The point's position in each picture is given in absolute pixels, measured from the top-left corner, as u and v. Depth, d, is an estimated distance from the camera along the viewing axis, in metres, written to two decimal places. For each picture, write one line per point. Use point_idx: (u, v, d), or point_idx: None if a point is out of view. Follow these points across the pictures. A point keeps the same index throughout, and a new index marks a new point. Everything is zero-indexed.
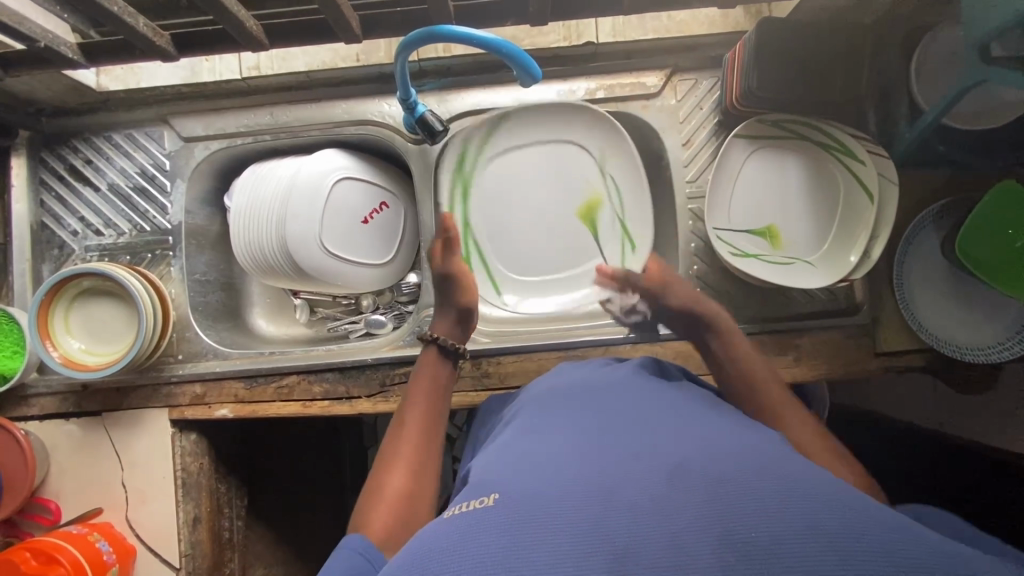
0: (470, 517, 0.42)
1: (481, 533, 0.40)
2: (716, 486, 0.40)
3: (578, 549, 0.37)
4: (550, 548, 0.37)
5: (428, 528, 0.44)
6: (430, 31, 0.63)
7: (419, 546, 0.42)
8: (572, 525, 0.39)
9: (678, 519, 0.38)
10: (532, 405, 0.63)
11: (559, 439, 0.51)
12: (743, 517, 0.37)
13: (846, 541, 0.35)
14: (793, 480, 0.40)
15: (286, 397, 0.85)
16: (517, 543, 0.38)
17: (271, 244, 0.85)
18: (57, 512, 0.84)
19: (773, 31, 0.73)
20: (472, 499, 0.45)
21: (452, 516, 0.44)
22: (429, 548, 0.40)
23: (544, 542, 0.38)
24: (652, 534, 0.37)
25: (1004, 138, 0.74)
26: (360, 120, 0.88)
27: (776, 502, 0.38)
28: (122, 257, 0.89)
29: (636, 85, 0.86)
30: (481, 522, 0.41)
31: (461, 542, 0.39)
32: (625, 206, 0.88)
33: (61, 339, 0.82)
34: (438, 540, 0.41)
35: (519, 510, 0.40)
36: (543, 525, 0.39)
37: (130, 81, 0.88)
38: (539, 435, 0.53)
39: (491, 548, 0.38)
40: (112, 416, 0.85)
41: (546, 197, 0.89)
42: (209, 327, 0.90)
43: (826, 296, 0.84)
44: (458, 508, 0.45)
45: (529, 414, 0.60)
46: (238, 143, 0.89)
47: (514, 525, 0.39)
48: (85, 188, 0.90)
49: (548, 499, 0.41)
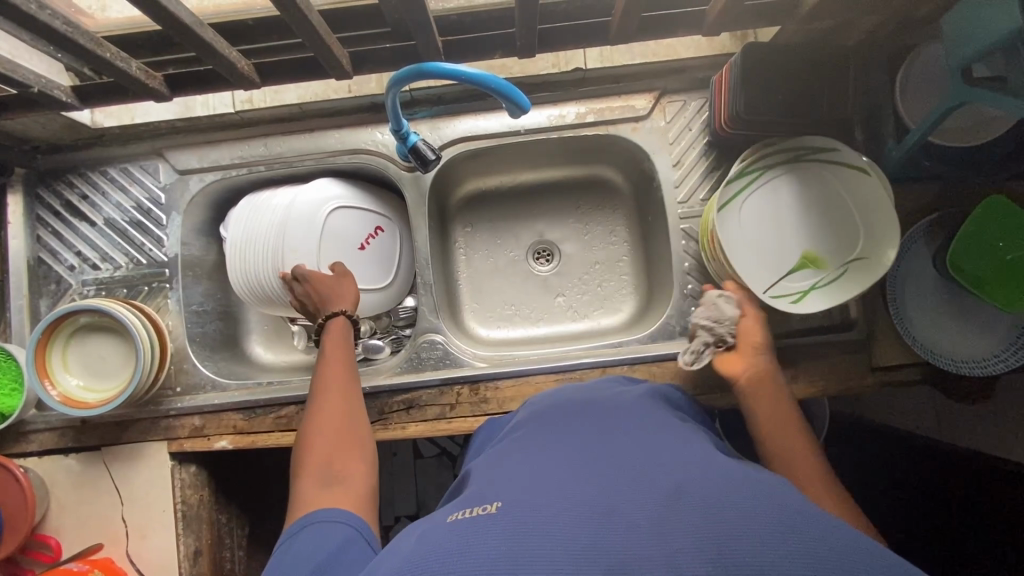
0: (473, 525, 0.43)
1: (482, 538, 0.41)
2: (711, 508, 0.40)
3: (574, 561, 0.38)
4: (549, 560, 0.38)
5: (430, 533, 0.45)
6: (419, 69, 0.65)
7: (419, 549, 0.43)
8: (570, 538, 0.40)
9: (675, 539, 0.38)
10: (535, 419, 0.63)
11: (562, 453, 0.51)
12: (737, 541, 0.38)
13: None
14: (787, 508, 0.40)
15: (284, 428, 0.84)
16: (515, 550, 0.39)
17: (267, 272, 0.86)
18: (57, 549, 0.84)
19: (758, 55, 0.74)
20: (475, 506, 0.46)
21: (454, 521, 0.45)
22: (430, 553, 0.41)
23: (543, 554, 0.39)
24: (648, 552, 0.38)
25: (991, 154, 0.75)
26: (353, 149, 0.89)
27: (770, 528, 0.38)
28: (119, 291, 0.89)
29: (625, 108, 0.87)
30: (481, 530, 0.42)
31: (463, 549, 0.40)
32: (829, 279, 0.77)
33: (59, 376, 0.82)
34: (439, 545, 0.42)
35: (520, 522, 0.41)
36: (542, 535, 0.40)
37: (125, 118, 0.90)
38: (543, 448, 0.54)
39: (491, 553, 0.39)
40: (112, 450, 0.85)
41: (795, 231, 0.80)
42: (208, 358, 0.90)
43: (821, 314, 0.85)
44: (460, 515, 0.46)
45: (532, 428, 0.60)
46: (232, 174, 0.90)
47: (513, 533, 0.41)
48: (81, 222, 0.90)
49: (550, 512, 0.42)
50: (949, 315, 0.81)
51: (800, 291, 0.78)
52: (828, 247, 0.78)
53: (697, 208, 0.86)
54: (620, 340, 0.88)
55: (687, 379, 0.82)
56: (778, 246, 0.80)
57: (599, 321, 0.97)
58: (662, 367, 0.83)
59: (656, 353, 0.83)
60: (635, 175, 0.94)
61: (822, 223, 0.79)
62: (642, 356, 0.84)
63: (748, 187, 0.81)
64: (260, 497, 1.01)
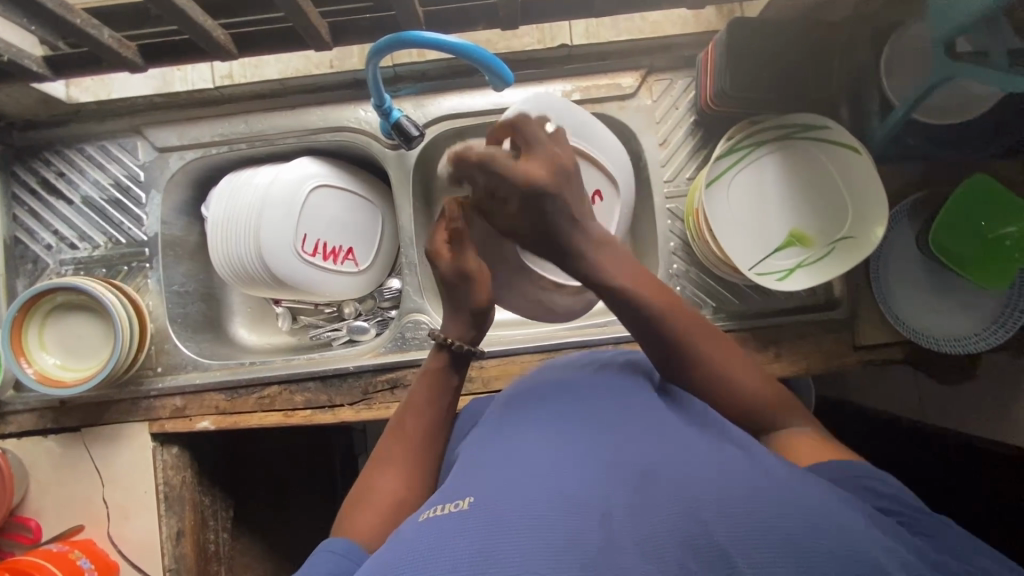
0: (444, 523, 0.41)
1: (456, 537, 0.40)
2: (683, 490, 0.41)
3: (549, 554, 0.37)
4: (522, 551, 0.37)
5: (403, 534, 0.44)
6: (399, 38, 0.64)
7: (394, 551, 0.42)
8: (546, 530, 0.39)
9: (649, 524, 0.39)
10: (504, 403, 0.63)
11: (532, 438, 0.51)
12: (707, 519, 0.38)
13: (804, 542, 0.37)
14: (756, 484, 0.41)
15: (268, 407, 0.84)
16: (490, 548, 0.38)
17: (248, 252, 0.84)
18: (38, 531, 0.83)
19: (744, 29, 0.73)
20: (445, 503, 0.44)
21: (426, 520, 0.43)
22: (402, 555, 0.40)
23: (518, 548, 0.38)
24: (624, 541, 0.38)
25: (975, 131, 0.75)
26: (337, 126, 0.88)
27: (743, 505, 0.39)
28: (98, 271, 0.88)
29: (612, 86, 0.86)
30: (454, 528, 0.40)
31: (435, 549, 0.39)
32: (817, 262, 0.77)
33: (36, 355, 0.81)
34: (412, 548, 0.40)
35: (492, 513, 0.41)
36: (516, 528, 0.39)
37: (101, 93, 0.88)
38: (518, 433, 0.53)
39: (464, 553, 0.38)
40: (92, 431, 0.84)
41: (784, 213, 0.80)
42: (190, 338, 0.89)
43: (806, 294, 0.85)
44: (430, 512, 0.44)
45: (502, 412, 0.60)
46: (213, 152, 0.89)
47: (487, 529, 0.39)
48: (59, 201, 0.88)
49: (522, 503, 0.41)
50: (931, 292, 0.81)
51: (786, 269, 0.79)
52: (816, 226, 0.79)
53: (683, 187, 0.86)
54: (605, 320, 0.88)
55: None
56: (767, 225, 0.80)
57: (585, 303, 0.97)
58: None
59: (641, 332, 0.83)
60: None
61: (815, 207, 0.79)
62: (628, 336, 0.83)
63: (732, 168, 0.80)
64: (244, 481, 1.00)
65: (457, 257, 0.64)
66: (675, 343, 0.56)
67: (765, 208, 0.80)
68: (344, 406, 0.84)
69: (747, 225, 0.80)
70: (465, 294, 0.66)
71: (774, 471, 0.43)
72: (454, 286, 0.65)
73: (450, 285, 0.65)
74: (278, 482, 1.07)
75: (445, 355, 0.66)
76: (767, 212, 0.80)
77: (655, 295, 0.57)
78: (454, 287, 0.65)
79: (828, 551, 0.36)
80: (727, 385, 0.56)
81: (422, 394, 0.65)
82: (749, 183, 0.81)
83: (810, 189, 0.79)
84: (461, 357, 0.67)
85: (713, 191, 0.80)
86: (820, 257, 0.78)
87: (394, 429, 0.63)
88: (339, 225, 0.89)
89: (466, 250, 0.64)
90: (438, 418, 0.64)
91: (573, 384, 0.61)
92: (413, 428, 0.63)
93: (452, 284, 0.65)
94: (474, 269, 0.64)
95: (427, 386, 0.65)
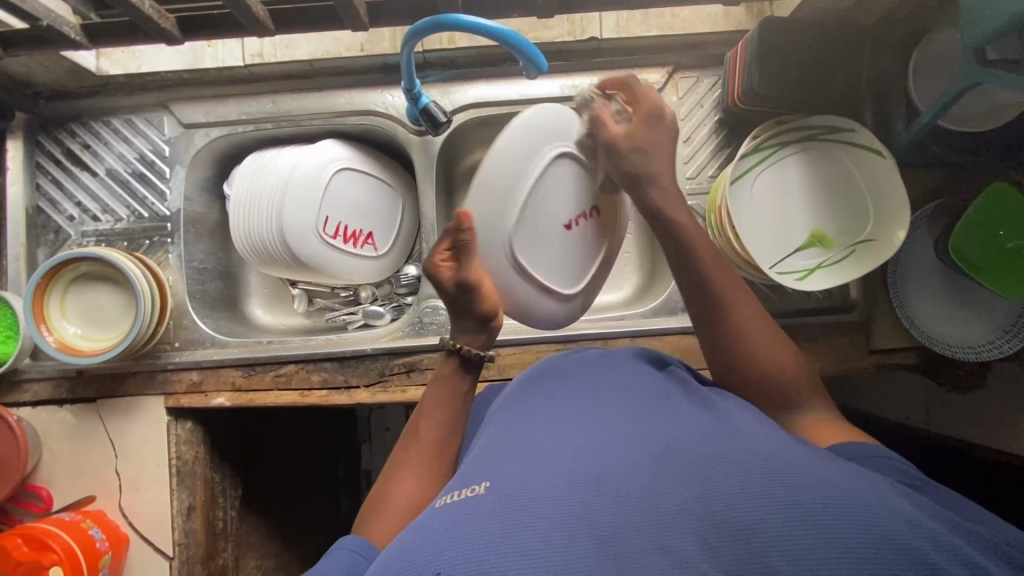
0: (460, 509, 0.42)
1: (473, 520, 0.40)
2: (702, 470, 0.41)
3: (567, 535, 0.37)
4: (541, 532, 0.38)
5: (422, 520, 0.44)
6: (437, 21, 0.65)
7: (413, 536, 0.42)
8: (563, 511, 0.39)
9: (664, 503, 0.39)
10: (516, 392, 0.63)
11: (545, 423, 0.51)
12: (726, 499, 0.38)
13: (828, 519, 0.36)
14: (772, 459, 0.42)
15: (283, 386, 0.84)
16: (508, 529, 0.38)
17: (269, 232, 0.84)
18: (49, 500, 0.83)
19: (775, 29, 0.74)
20: (462, 490, 0.45)
21: (444, 507, 0.44)
22: (422, 539, 0.40)
23: (536, 528, 0.38)
24: (640, 520, 0.38)
25: (1000, 139, 0.75)
26: (363, 110, 0.88)
27: (763, 485, 0.39)
28: (119, 244, 0.88)
29: (639, 82, 0.87)
30: (473, 511, 0.41)
31: (452, 532, 0.39)
32: (836, 264, 0.78)
33: (56, 324, 0.81)
34: (430, 532, 0.41)
35: (509, 498, 0.41)
36: (534, 510, 0.39)
37: (131, 65, 0.87)
38: (530, 419, 0.53)
39: (483, 534, 0.38)
40: (107, 403, 0.84)
41: (805, 215, 0.81)
42: (207, 315, 0.90)
43: (822, 295, 0.86)
44: (448, 499, 0.45)
45: (514, 400, 0.60)
46: (239, 131, 0.89)
47: (505, 511, 0.40)
48: (83, 172, 0.89)
49: (538, 485, 0.42)
50: (946, 298, 0.82)
51: (804, 270, 0.79)
52: (835, 228, 0.79)
53: (704, 185, 0.87)
54: (622, 314, 0.88)
55: (688, 354, 0.83)
56: (788, 226, 0.81)
57: (602, 297, 0.97)
58: (665, 341, 0.84)
59: (658, 327, 0.84)
60: None
61: (834, 210, 0.80)
62: (644, 330, 0.84)
63: (756, 167, 0.81)
64: (252, 461, 1.00)
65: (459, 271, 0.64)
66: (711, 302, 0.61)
67: (785, 209, 0.81)
68: (360, 388, 0.84)
69: (769, 226, 0.81)
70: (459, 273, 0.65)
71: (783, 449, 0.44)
72: (459, 300, 0.65)
73: (455, 299, 0.66)
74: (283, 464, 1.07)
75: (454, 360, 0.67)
76: (789, 213, 0.81)
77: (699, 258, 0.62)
78: (460, 302, 0.66)
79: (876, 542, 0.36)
80: (762, 362, 0.59)
81: (431, 404, 0.65)
82: (772, 183, 0.81)
83: (829, 190, 0.80)
84: (471, 363, 0.67)
85: (737, 189, 0.80)
86: (839, 259, 0.78)
87: (409, 434, 0.64)
88: (360, 208, 0.89)
89: (468, 260, 0.64)
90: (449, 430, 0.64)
91: (578, 371, 0.61)
92: (424, 436, 0.63)
93: (455, 299, 0.66)
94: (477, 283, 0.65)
95: (440, 390, 0.66)
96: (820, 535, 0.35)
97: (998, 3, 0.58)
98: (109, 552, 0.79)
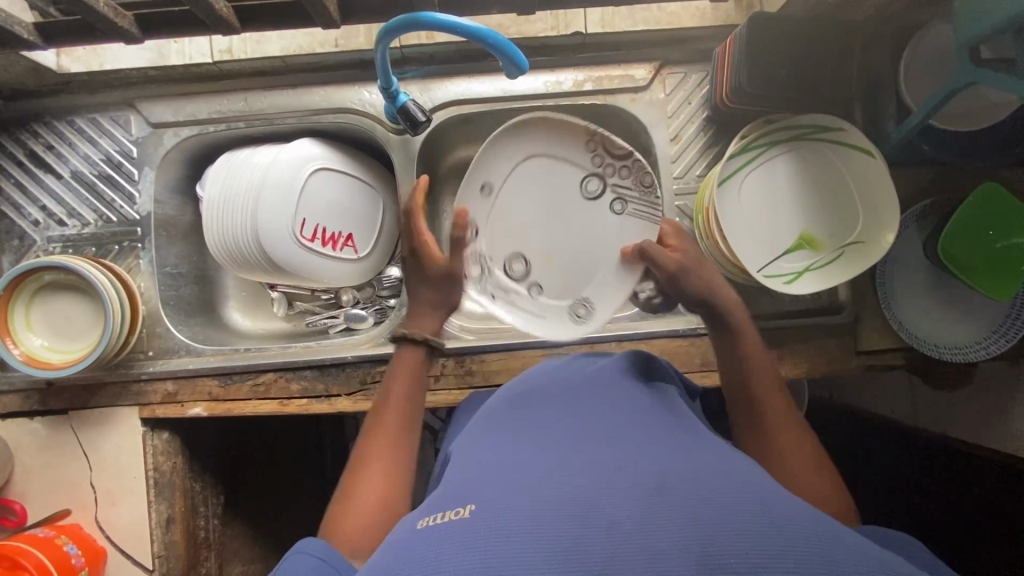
0: (444, 532, 0.40)
1: (458, 545, 0.38)
2: (699, 508, 0.39)
3: (555, 569, 0.36)
4: (528, 565, 0.36)
5: (402, 540, 0.42)
6: (413, 18, 0.62)
7: (391, 558, 0.40)
8: (551, 544, 0.37)
9: (658, 540, 0.37)
10: (500, 410, 0.61)
11: (535, 444, 0.50)
12: (724, 540, 0.37)
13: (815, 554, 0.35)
14: (770, 503, 0.40)
15: (262, 395, 0.82)
16: (494, 559, 0.37)
17: (244, 235, 0.81)
18: (22, 514, 0.81)
19: (764, 25, 0.71)
20: (445, 511, 0.43)
21: (426, 527, 0.42)
22: (402, 562, 0.39)
23: (523, 560, 0.37)
24: (632, 556, 0.36)
25: (991, 138, 0.74)
26: (340, 108, 0.85)
27: (758, 529, 0.37)
28: (87, 249, 0.85)
29: (625, 78, 0.84)
30: (457, 537, 0.39)
31: (436, 558, 0.38)
32: (826, 267, 0.77)
33: (22, 335, 0.78)
34: (411, 557, 0.39)
35: (494, 525, 0.39)
36: (522, 540, 0.38)
37: (93, 63, 0.83)
38: (521, 439, 0.51)
39: (467, 564, 0.37)
40: (80, 415, 0.82)
41: (794, 215, 0.79)
42: (182, 322, 0.87)
43: (810, 296, 0.85)
44: (431, 519, 0.43)
45: (501, 418, 0.58)
46: (210, 130, 0.85)
47: (490, 539, 0.38)
48: (47, 175, 0.85)
49: (528, 512, 0.40)
50: (934, 299, 0.81)
51: (793, 273, 0.78)
52: (824, 230, 0.78)
53: (693, 184, 0.85)
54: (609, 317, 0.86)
55: (674, 358, 0.82)
56: (776, 227, 0.79)
57: None
58: (651, 345, 0.82)
59: (645, 330, 0.82)
60: (632, 149, 0.92)
61: (823, 210, 0.78)
62: (632, 333, 0.82)
63: (743, 167, 0.79)
64: (235, 467, 0.99)
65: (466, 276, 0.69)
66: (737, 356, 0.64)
67: (774, 210, 0.79)
68: (341, 396, 0.82)
69: (757, 227, 0.79)
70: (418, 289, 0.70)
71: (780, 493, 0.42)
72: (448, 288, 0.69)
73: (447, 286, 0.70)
74: (266, 470, 1.06)
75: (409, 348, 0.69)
76: (777, 214, 0.79)
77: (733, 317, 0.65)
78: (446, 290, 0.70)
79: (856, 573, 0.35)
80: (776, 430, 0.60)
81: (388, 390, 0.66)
82: (761, 183, 0.79)
83: (823, 190, 0.78)
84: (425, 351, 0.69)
85: (724, 190, 0.78)
86: (829, 261, 0.77)
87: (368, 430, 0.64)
88: (338, 211, 0.87)
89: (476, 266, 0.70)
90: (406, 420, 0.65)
91: (570, 392, 0.60)
92: (382, 430, 0.63)
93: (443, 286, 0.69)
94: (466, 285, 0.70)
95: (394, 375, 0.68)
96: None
97: (988, 3, 0.56)
98: (86, 567, 0.77)
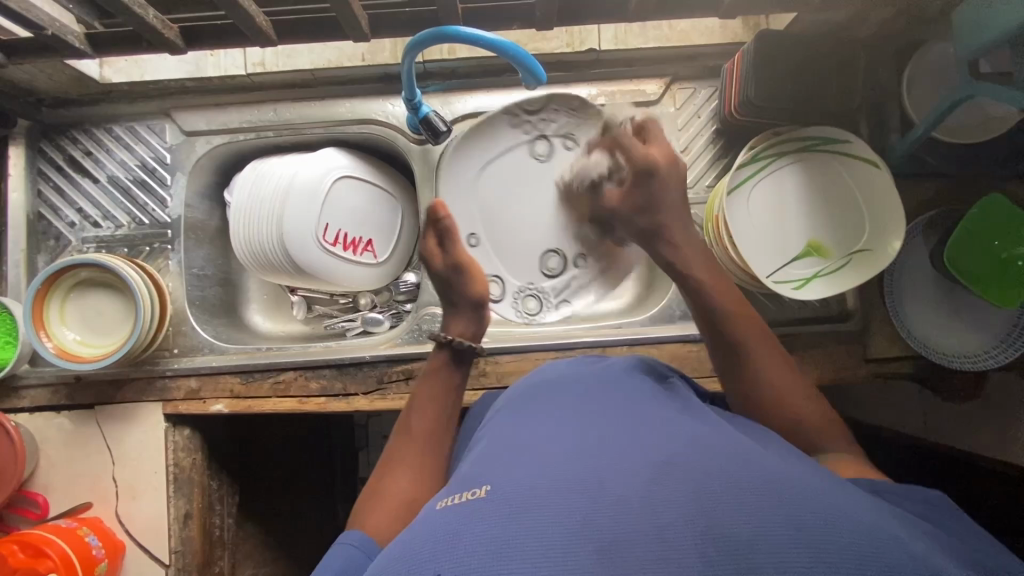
0: (463, 511, 0.42)
1: (474, 522, 0.40)
2: (704, 483, 0.41)
3: (568, 544, 0.37)
4: (543, 540, 0.38)
5: (421, 522, 0.44)
6: (439, 31, 0.66)
7: (413, 537, 0.42)
8: (564, 518, 0.39)
9: (667, 516, 0.38)
10: (515, 401, 0.63)
11: (550, 429, 0.52)
12: (728, 513, 0.38)
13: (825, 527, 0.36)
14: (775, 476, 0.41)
15: (282, 393, 0.84)
16: (509, 535, 0.38)
17: (269, 238, 0.85)
18: (45, 506, 0.83)
19: (770, 40, 0.75)
20: (463, 492, 0.45)
21: (445, 508, 0.44)
22: (421, 541, 0.41)
23: (536, 536, 0.38)
24: (640, 531, 0.38)
25: (995, 150, 0.76)
26: (364, 119, 0.89)
27: (765, 501, 0.39)
28: (119, 250, 0.89)
29: (637, 92, 0.88)
30: (474, 514, 0.41)
31: (453, 536, 0.40)
32: (836, 273, 0.78)
33: (55, 329, 0.81)
34: (429, 534, 0.41)
35: (513, 503, 0.41)
36: (535, 515, 0.40)
37: (134, 74, 0.87)
38: (536, 425, 0.53)
39: (483, 538, 0.39)
40: (105, 409, 0.84)
41: (801, 223, 0.81)
42: (207, 322, 0.90)
43: (818, 304, 0.86)
44: (449, 500, 0.45)
45: (514, 409, 0.60)
46: (240, 139, 0.90)
47: (506, 516, 0.40)
48: (84, 179, 0.89)
49: (542, 491, 0.42)
50: (942, 309, 0.82)
51: (802, 279, 0.80)
52: (831, 237, 0.80)
53: (702, 194, 0.88)
54: (619, 322, 0.88)
55: (685, 363, 0.83)
56: (784, 235, 0.81)
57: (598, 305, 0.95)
58: (662, 349, 0.84)
59: (656, 334, 0.84)
60: None
61: (831, 218, 0.80)
62: (643, 338, 0.84)
63: (751, 177, 0.82)
64: (250, 468, 1.00)
65: (447, 254, 0.76)
66: (732, 330, 0.64)
67: (782, 219, 0.82)
68: (358, 395, 0.84)
69: (766, 236, 0.81)
70: (462, 289, 0.76)
71: (785, 470, 0.43)
72: (452, 281, 0.76)
73: (443, 278, 0.76)
74: (279, 473, 1.07)
75: (446, 352, 0.72)
76: (783, 222, 0.82)
77: (719, 292, 0.66)
78: (450, 281, 0.76)
79: (859, 547, 0.36)
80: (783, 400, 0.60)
81: (421, 399, 0.69)
82: (769, 193, 0.82)
83: (830, 200, 0.80)
84: (463, 353, 0.74)
85: (733, 198, 0.81)
86: (838, 268, 0.79)
87: (400, 430, 0.67)
88: (358, 213, 0.90)
89: (453, 243, 0.75)
90: (438, 436, 0.67)
91: (583, 382, 0.62)
92: (418, 425, 0.67)
93: (446, 279, 0.76)
94: (463, 262, 0.75)
95: (434, 384, 0.71)
96: (813, 560, 0.35)
97: (987, 20, 0.59)
98: (105, 560, 0.79)
